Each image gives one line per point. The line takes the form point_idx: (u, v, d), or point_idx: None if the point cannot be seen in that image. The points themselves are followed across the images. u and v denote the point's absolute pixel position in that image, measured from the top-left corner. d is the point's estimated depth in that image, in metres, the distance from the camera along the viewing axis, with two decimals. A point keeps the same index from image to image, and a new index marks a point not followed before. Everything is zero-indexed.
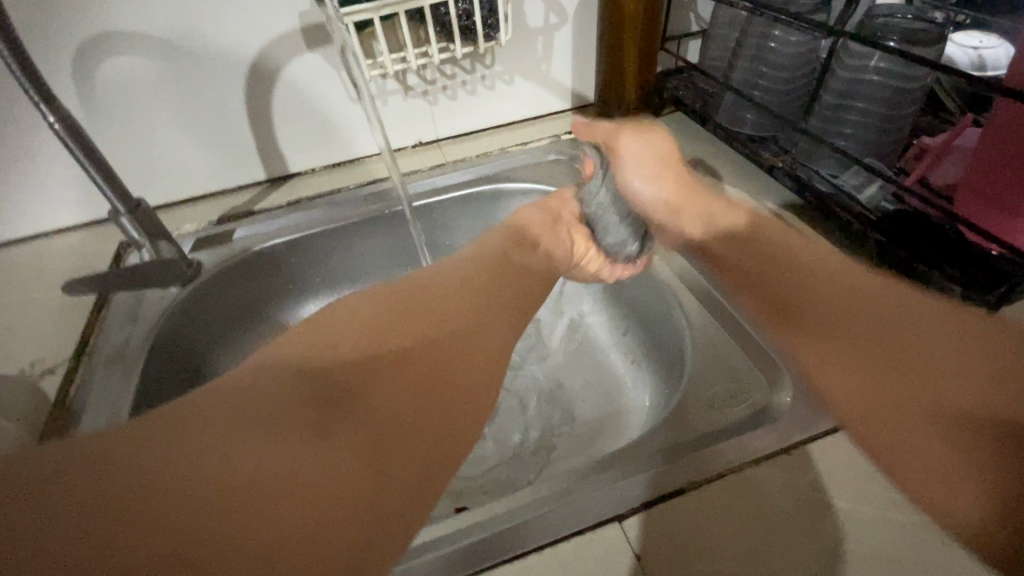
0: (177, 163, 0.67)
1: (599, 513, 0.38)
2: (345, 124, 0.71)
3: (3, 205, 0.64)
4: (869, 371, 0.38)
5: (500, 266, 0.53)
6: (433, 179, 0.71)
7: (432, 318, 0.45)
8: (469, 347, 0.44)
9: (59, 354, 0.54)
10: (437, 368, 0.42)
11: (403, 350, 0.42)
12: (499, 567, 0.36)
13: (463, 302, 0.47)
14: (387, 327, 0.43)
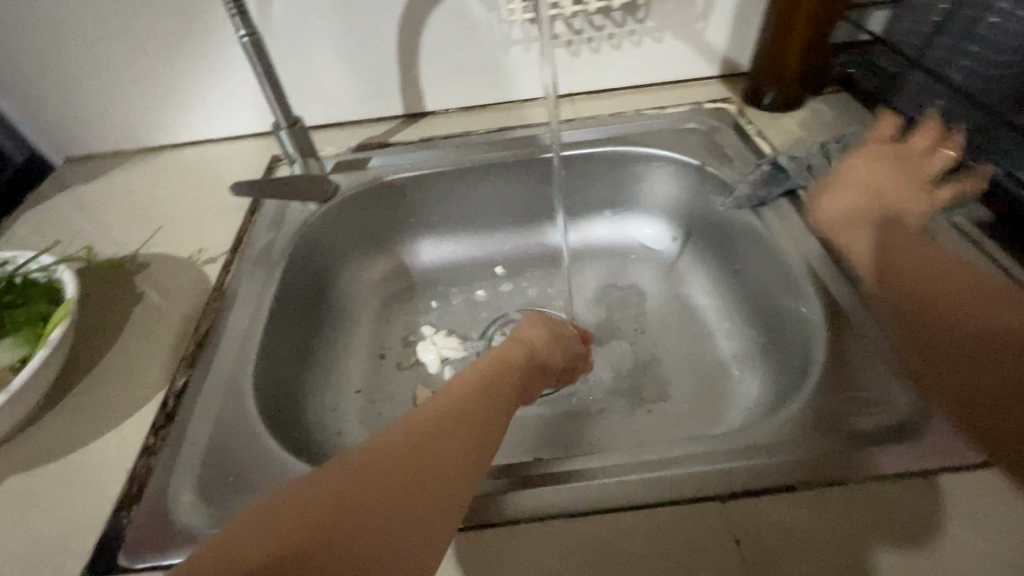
0: (331, 88, 0.72)
1: (697, 488, 0.38)
2: (485, 67, 0.72)
3: (192, 106, 0.73)
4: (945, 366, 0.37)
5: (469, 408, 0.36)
6: (561, 133, 0.71)
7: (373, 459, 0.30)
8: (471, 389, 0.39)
9: (218, 245, 0.61)
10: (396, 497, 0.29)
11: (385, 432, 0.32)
12: (593, 517, 0.37)
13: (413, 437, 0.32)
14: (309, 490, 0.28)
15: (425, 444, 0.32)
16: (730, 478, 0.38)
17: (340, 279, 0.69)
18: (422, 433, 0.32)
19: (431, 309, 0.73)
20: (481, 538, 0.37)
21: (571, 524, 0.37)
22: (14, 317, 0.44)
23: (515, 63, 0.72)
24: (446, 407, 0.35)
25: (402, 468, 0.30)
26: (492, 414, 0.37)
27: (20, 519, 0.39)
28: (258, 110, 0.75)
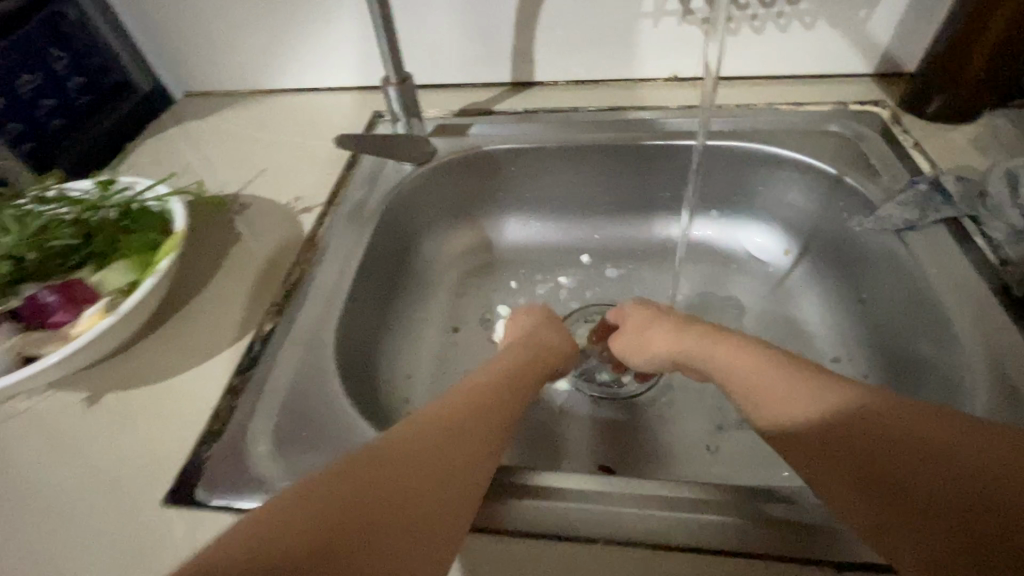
0: (442, 47, 0.70)
1: (804, 546, 0.34)
2: (606, 41, 0.67)
3: (306, 53, 0.74)
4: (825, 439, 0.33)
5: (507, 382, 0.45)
6: (678, 122, 0.65)
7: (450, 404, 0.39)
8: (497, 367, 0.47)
9: (315, 196, 0.61)
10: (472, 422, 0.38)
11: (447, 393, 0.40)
12: (680, 554, 0.35)
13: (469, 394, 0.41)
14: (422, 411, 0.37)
15: (412, 463, 0.32)
16: (851, 540, 0.34)
17: (426, 245, 0.68)
18: (419, 451, 0.33)
19: (510, 289, 0.70)
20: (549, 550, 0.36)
21: (652, 557, 0.35)
22: (128, 243, 0.45)
23: (638, 39, 0.66)
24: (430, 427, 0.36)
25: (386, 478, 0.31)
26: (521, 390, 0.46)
27: (115, 435, 0.41)
28: (367, 62, 0.74)
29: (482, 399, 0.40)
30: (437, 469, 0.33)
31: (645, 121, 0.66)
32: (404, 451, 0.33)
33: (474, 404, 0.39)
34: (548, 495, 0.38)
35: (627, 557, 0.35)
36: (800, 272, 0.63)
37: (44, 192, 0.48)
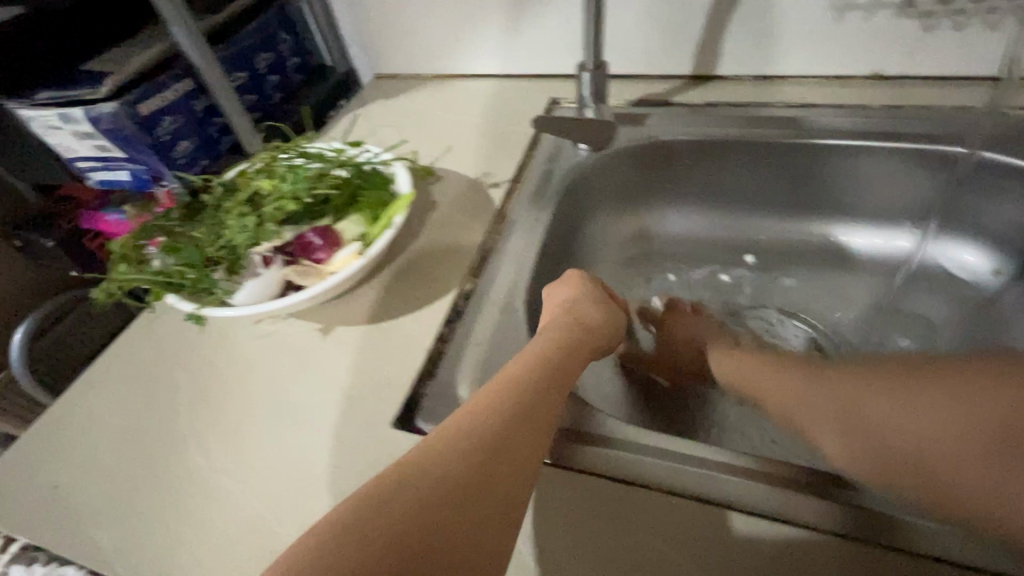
0: (626, 38, 0.71)
1: None
2: (803, 34, 0.64)
3: (493, 42, 0.79)
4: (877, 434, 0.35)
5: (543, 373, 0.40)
6: (880, 121, 0.60)
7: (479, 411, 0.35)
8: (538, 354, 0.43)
9: (501, 173, 0.65)
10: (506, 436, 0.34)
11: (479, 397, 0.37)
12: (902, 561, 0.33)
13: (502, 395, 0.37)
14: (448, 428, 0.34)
15: (416, 502, 0.29)
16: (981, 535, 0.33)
17: (594, 230, 0.70)
18: (421, 485, 0.30)
19: (668, 281, 0.70)
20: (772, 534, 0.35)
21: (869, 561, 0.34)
22: (366, 198, 0.51)
23: (844, 32, 0.63)
24: (434, 445, 0.32)
25: (387, 522, 0.28)
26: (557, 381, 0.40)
27: (348, 363, 0.47)
28: (546, 52, 0.78)
29: (522, 390, 0.37)
30: (448, 500, 0.30)
31: (844, 119, 0.62)
32: (408, 487, 0.30)
33: (486, 415, 0.35)
34: (767, 480, 0.37)
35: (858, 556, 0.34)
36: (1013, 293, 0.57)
37: (302, 146, 0.55)
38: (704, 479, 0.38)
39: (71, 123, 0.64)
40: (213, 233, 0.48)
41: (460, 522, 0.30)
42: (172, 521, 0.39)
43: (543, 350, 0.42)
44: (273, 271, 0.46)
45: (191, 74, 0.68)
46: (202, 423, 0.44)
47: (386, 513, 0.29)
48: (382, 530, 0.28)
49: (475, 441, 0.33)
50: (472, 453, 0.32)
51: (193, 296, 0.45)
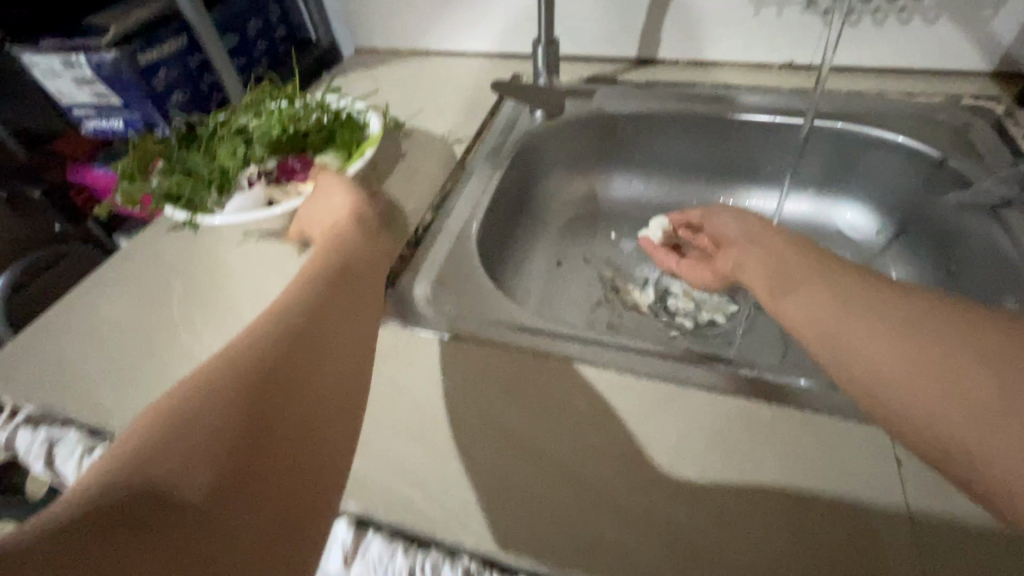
0: (580, 23, 0.81)
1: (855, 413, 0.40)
2: (728, 27, 0.75)
3: (465, 23, 0.88)
4: (893, 352, 0.32)
5: (356, 262, 0.45)
6: (785, 102, 0.71)
7: (291, 302, 0.39)
8: (355, 247, 0.47)
9: (464, 132, 0.74)
10: (322, 312, 0.39)
11: (295, 289, 0.41)
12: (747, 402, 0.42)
13: (317, 287, 0.41)
14: (263, 320, 0.37)
15: (264, 350, 0.35)
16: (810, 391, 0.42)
17: (548, 191, 0.79)
18: (240, 363, 0.34)
19: (610, 239, 0.80)
20: (658, 388, 0.43)
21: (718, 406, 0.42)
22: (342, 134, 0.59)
23: (762, 25, 0.73)
24: (239, 347, 0.35)
25: (213, 395, 0.32)
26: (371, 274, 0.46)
27: None
28: (511, 34, 0.87)
29: (340, 282, 0.42)
30: (274, 364, 0.34)
31: (758, 99, 0.73)
32: (218, 378, 0.33)
33: (299, 301, 0.39)
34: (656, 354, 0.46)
35: (727, 400, 0.42)
36: (892, 247, 0.68)
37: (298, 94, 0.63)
38: (605, 351, 0.46)
39: (75, 70, 0.71)
40: (206, 159, 0.56)
41: (315, 358, 0.36)
42: (163, 385, 0.47)
43: (348, 250, 0.46)
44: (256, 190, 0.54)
45: (186, 33, 0.75)
46: (191, 318, 0.52)
47: (203, 399, 0.31)
48: (235, 373, 0.33)
49: (289, 318, 0.37)
50: (283, 342, 0.36)
51: (187, 206, 0.54)
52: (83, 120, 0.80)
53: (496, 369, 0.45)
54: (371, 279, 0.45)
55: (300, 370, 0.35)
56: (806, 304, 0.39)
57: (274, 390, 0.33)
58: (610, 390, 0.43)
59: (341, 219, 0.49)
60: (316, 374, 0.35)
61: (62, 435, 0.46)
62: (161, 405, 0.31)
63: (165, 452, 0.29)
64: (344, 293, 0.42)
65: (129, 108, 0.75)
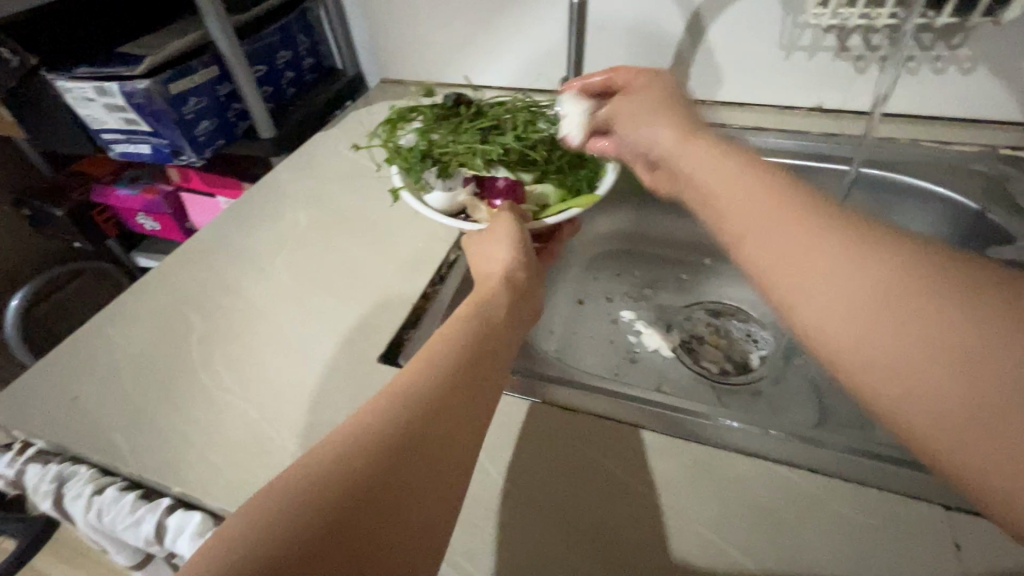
0: (606, 60, 0.81)
1: (901, 487, 0.38)
2: (756, 70, 0.74)
3: (491, 57, 0.89)
4: (831, 274, 0.26)
5: (486, 338, 0.41)
6: (816, 146, 0.70)
7: (425, 381, 0.35)
8: (484, 320, 0.43)
9: None
10: (450, 403, 0.35)
11: (427, 365, 0.37)
12: (784, 471, 0.40)
13: (447, 366, 0.37)
14: (396, 402, 0.34)
15: (389, 451, 0.31)
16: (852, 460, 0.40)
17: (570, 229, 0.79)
18: (366, 465, 0.30)
19: (632, 277, 0.79)
20: (687, 451, 0.43)
21: (754, 473, 0.41)
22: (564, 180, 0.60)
23: (792, 68, 0.73)
24: (369, 428, 0.32)
25: (330, 504, 0.28)
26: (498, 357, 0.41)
27: (344, 312, 0.55)
28: (537, 69, 0.88)
29: (471, 361, 0.38)
30: (396, 467, 0.31)
31: (788, 141, 0.72)
32: (352, 456, 0.30)
33: (428, 381, 0.35)
34: (678, 415, 0.45)
35: (762, 469, 0.41)
36: None
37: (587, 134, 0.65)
38: (628, 407, 0.45)
39: (106, 97, 0.71)
40: (455, 138, 0.58)
41: (432, 468, 0.32)
42: (180, 425, 0.45)
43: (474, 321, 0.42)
44: (461, 194, 0.58)
45: (217, 63, 0.76)
46: (211, 355, 0.51)
47: (338, 473, 0.30)
48: (356, 480, 0.29)
49: (420, 409, 0.34)
50: (421, 417, 0.33)
51: (413, 178, 0.57)
52: (110, 144, 0.81)
53: (524, 426, 0.45)
54: (498, 358, 0.41)
55: (431, 448, 0.32)
56: (716, 174, 0.35)
57: (408, 470, 0.31)
58: (639, 453, 0.43)
59: (503, 279, 0.49)
60: (432, 486, 0.31)
61: (72, 472, 0.45)
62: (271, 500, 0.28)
63: (308, 540, 0.27)
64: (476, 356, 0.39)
65: (157, 135, 0.76)
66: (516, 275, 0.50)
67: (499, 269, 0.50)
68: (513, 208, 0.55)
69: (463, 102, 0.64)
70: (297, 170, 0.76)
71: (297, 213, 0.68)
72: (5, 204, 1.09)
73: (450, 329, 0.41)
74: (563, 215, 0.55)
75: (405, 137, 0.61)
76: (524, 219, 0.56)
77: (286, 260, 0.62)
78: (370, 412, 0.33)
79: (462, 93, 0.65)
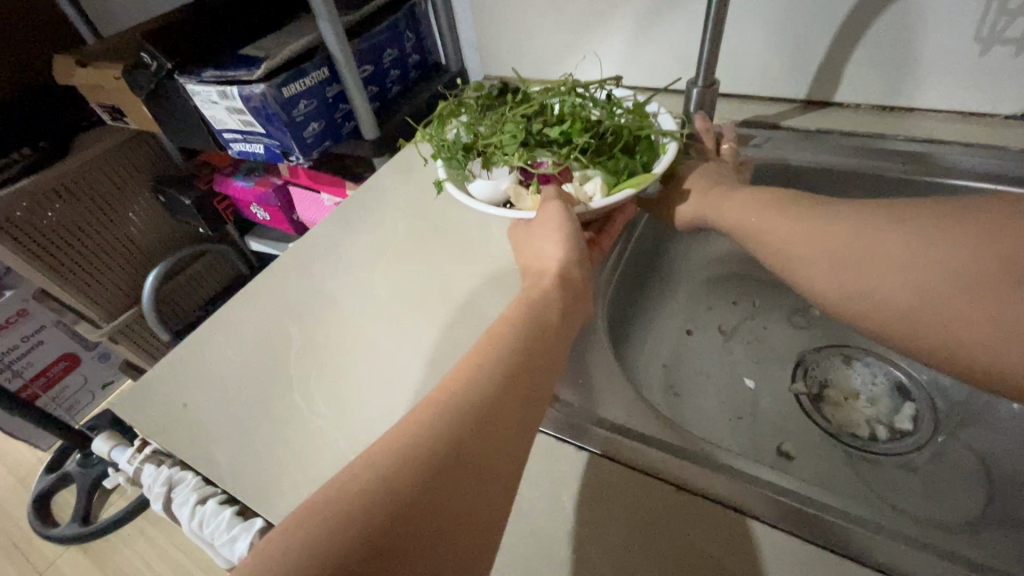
0: (739, 56, 0.70)
1: None
2: (936, 69, 0.61)
3: (602, 53, 0.81)
4: None
5: (532, 336, 0.40)
6: (1015, 166, 0.56)
7: (465, 385, 0.36)
8: (529, 315, 0.42)
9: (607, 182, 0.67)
10: (494, 406, 0.35)
11: (466, 371, 0.37)
12: None
13: (489, 368, 0.37)
14: (438, 406, 0.35)
15: (430, 451, 0.32)
16: None
17: (681, 250, 0.72)
18: (408, 466, 0.31)
19: (752, 306, 0.69)
20: (831, 564, 0.35)
21: None
22: (616, 159, 0.52)
23: (988, 67, 0.58)
24: (411, 433, 0.33)
25: (371, 503, 0.30)
26: (546, 354, 0.40)
27: (437, 333, 0.52)
28: (656, 64, 0.78)
29: (515, 362, 0.38)
30: (438, 467, 0.31)
31: (975, 157, 0.58)
32: (397, 459, 0.31)
33: (469, 382, 0.36)
34: (824, 517, 0.37)
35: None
36: None
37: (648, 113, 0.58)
38: (766, 500, 0.38)
39: (228, 101, 0.74)
40: (499, 123, 0.53)
41: (476, 467, 0.32)
42: (274, 449, 0.45)
43: (518, 319, 0.42)
44: (505, 180, 0.53)
45: (326, 65, 0.76)
46: (308, 372, 0.50)
47: (384, 478, 0.31)
48: (394, 478, 0.31)
49: (459, 411, 0.34)
50: (464, 419, 0.34)
51: (456, 169, 0.54)
52: (230, 143, 0.85)
53: (628, 499, 0.40)
54: (546, 356, 0.40)
55: (497, 430, 0.34)
56: None
57: (479, 450, 0.33)
58: (768, 554, 0.36)
59: (554, 267, 0.47)
60: (476, 485, 0.32)
61: (179, 479, 0.46)
62: (318, 500, 0.30)
63: (355, 538, 0.28)
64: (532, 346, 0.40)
65: (270, 137, 0.78)
66: (569, 272, 0.47)
67: (553, 265, 0.47)
68: (558, 193, 0.49)
69: (510, 89, 0.61)
70: (397, 173, 0.75)
71: (395, 220, 0.67)
72: (144, 190, 1.21)
73: (490, 330, 0.41)
74: (613, 197, 0.48)
75: (451, 130, 0.57)
76: (573, 203, 0.50)
77: (382, 272, 0.60)
78: (411, 417, 0.34)
79: (508, 81, 0.62)
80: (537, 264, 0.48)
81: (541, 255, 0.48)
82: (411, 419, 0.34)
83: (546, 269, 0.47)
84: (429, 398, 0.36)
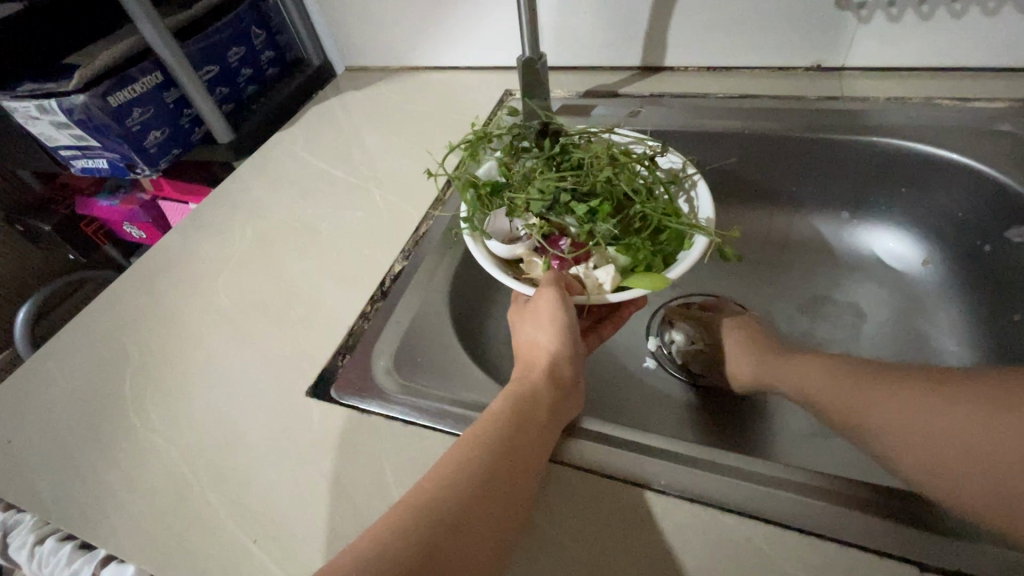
0: (575, 29, 0.73)
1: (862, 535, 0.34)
2: (742, 30, 0.66)
3: (455, 37, 0.82)
4: None
5: (521, 431, 0.38)
6: (813, 113, 0.62)
7: (441, 487, 0.34)
8: (519, 401, 0.40)
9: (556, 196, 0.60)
10: (467, 515, 0.33)
11: (445, 470, 0.35)
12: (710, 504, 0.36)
13: (472, 467, 0.35)
14: (409, 517, 0.32)
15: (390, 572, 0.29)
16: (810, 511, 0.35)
17: None
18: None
19: None
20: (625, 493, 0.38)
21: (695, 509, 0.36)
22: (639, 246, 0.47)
23: (782, 25, 0.64)
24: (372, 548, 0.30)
25: None
26: (537, 453, 0.38)
27: (280, 334, 0.52)
28: (506, 44, 0.80)
29: (501, 458, 0.36)
30: None
31: (868, 109, 0.61)
32: None
33: (447, 483, 0.34)
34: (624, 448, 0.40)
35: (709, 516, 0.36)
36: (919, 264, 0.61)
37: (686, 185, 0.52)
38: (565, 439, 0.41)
39: (50, 115, 0.69)
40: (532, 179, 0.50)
41: None
42: (102, 472, 0.44)
43: (507, 408, 0.39)
44: (519, 246, 0.49)
45: (160, 68, 0.72)
46: (143, 390, 0.49)
47: None
48: None
49: (430, 524, 0.32)
50: (433, 530, 0.32)
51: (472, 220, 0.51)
52: (70, 160, 0.79)
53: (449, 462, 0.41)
54: (534, 454, 0.37)
55: (466, 543, 0.32)
56: None
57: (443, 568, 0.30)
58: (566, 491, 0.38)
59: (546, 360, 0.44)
60: None
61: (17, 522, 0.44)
62: None
63: None
64: (533, 398, 0.40)
65: (108, 150, 0.74)
66: (558, 369, 0.44)
67: (543, 356, 0.44)
68: (559, 279, 0.46)
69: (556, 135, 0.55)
70: (252, 174, 0.73)
71: (244, 225, 0.65)
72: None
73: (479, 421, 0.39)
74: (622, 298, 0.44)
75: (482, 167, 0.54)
76: (572, 292, 0.47)
77: (230, 278, 0.58)
78: (376, 532, 0.31)
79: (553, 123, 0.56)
80: (525, 350, 0.46)
81: (533, 339, 0.46)
82: (375, 534, 0.31)
83: (536, 361, 0.45)
84: (400, 510, 0.33)
